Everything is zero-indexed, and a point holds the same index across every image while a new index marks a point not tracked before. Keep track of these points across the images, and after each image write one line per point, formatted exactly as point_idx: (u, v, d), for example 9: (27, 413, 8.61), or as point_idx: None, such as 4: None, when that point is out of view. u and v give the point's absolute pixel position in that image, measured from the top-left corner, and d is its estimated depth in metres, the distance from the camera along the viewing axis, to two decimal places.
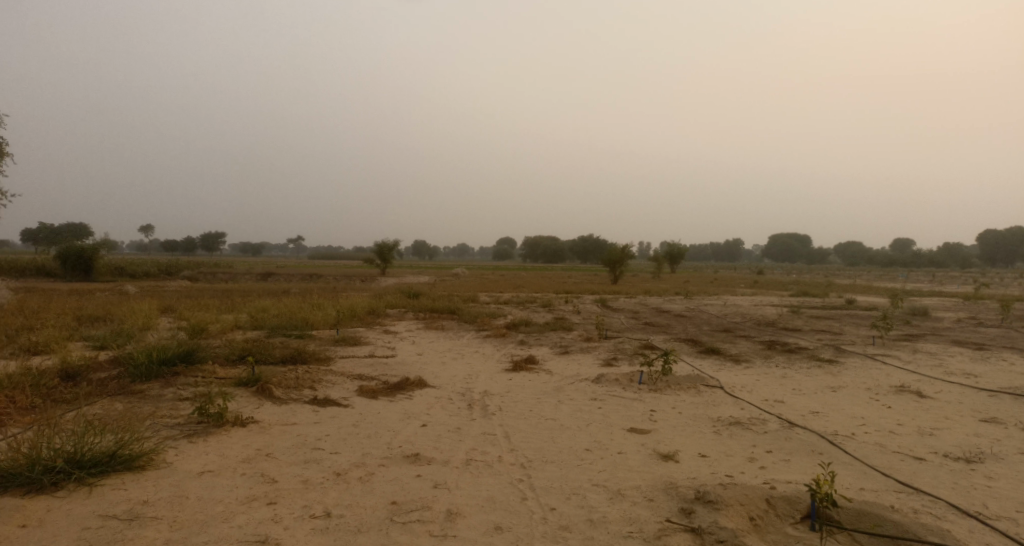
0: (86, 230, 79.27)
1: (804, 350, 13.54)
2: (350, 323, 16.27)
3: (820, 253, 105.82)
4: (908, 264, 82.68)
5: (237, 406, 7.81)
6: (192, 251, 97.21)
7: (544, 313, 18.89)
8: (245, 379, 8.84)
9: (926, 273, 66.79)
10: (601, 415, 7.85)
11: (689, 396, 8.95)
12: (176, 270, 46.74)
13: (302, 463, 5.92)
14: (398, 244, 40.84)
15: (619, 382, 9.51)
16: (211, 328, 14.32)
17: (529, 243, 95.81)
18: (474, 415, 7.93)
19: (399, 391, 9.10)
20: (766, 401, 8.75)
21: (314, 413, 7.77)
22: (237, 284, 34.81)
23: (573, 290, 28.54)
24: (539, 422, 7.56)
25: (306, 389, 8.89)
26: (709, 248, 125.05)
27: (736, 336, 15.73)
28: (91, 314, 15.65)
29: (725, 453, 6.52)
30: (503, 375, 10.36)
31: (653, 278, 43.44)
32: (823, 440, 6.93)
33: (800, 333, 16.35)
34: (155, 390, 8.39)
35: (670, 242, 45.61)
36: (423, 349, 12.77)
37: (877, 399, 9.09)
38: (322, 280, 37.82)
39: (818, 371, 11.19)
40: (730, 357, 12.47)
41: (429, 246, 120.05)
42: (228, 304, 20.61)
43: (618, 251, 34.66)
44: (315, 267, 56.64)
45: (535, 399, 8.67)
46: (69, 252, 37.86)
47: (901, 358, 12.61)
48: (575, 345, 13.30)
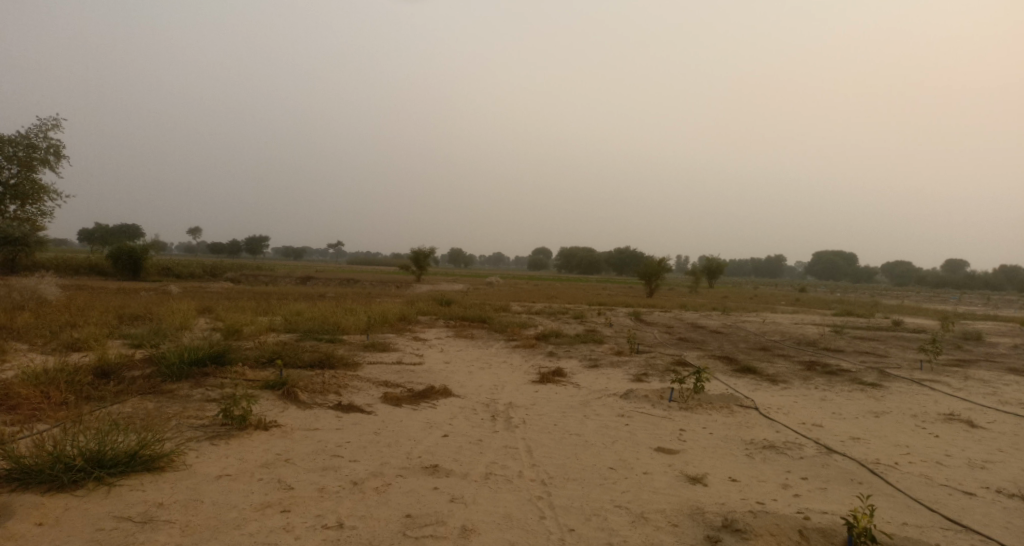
0: (136, 230, 81.59)
1: (845, 372, 13.06)
2: (381, 329, 16.30)
3: (866, 272, 103.15)
4: (958, 285, 80.05)
5: (261, 409, 7.80)
6: (236, 253, 99.33)
7: (577, 325, 18.68)
8: (272, 382, 8.84)
9: (978, 296, 64.50)
10: (628, 433, 7.62)
11: (721, 415, 8.66)
12: (219, 271, 47.74)
13: (321, 470, 5.84)
14: (435, 252, 41.00)
15: (649, 399, 9.26)
16: (245, 330, 14.46)
17: (566, 254, 95.47)
18: (498, 427, 7.77)
19: (424, 399, 9.01)
20: (802, 424, 8.41)
21: (337, 419, 7.71)
22: (276, 287, 35.32)
23: (608, 302, 28.21)
24: (563, 438, 7.37)
25: (331, 394, 8.86)
26: (749, 264, 122.92)
27: (773, 355, 15.29)
28: (131, 312, 15.95)
29: (757, 478, 6.24)
30: (531, 387, 10.19)
31: (690, 293, 42.76)
32: (863, 468, 6.61)
33: (842, 354, 15.82)
34: (184, 390, 8.44)
35: (709, 257, 44.93)
36: (452, 358, 12.68)
37: (921, 427, 8.67)
38: (359, 285, 38.15)
39: (859, 394, 10.77)
40: (766, 377, 12.09)
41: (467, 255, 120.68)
42: (264, 306, 20.85)
43: (655, 264, 34.23)
44: (353, 272, 57.29)
45: (562, 413, 8.48)
46: (117, 251, 38.89)
47: (948, 384, 12.07)
48: (607, 358, 13.06)
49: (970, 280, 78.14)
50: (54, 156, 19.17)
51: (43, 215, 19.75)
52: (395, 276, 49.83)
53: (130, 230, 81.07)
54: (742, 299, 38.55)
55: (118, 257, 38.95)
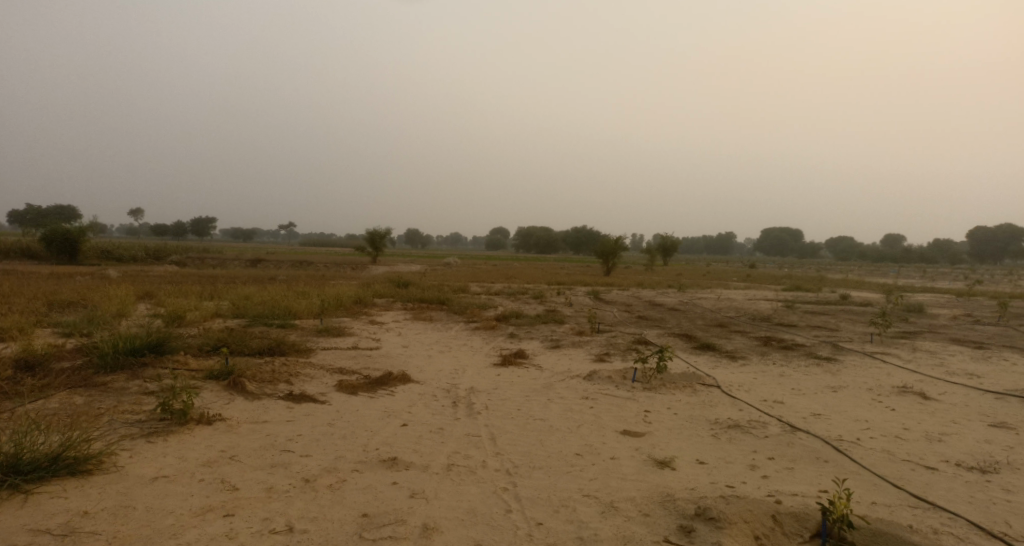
0: (74, 212, 78.31)
1: (801, 347, 13.15)
2: (334, 312, 15.81)
3: (812, 248, 105.88)
4: (899, 259, 82.79)
5: (205, 401, 7.34)
6: (182, 235, 96.33)
7: (535, 305, 18.46)
8: (216, 372, 8.36)
9: (919, 269, 66.71)
10: (593, 416, 7.41)
11: (685, 395, 8.52)
12: (164, 254, 46.08)
13: (269, 468, 5.45)
14: (390, 232, 40.29)
15: (611, 380, 9.08)
16: (189, 316, 13.79)
17: (521, 233, 95.23)
18: (458, 414, 7.47)
19: (380, 386, 8.65)
20: (765, 402, 8.33)
21: (287, 410, 7.30)
22: (224, 270, 34.18)
23: (564, 282, 28.09)
24: (526, 423, 7.11)
25: (281, 383, 8.42)
26: (701, 241, 124.80)
27: (731, 332, 15.32)
28: (65, 300, 15.07)
29: (725, 459, 6.08)
30: (491, 370, 9.91)
31: (646, 271, 43.02)
32: (828, 444, 6.51)
33: (797, 329, 15.98)
34: (120, 383, 7.89)
35: (663, 235, 45.27)
36: (409, 341, 12.30)
37: (880, 401, 8.68)
38: (311, 267, 37.26)
39: (817, 369, 10.81)
40: (725, 354, 12.08)
41: (419, 235, 119.88)
42: (211, 291, 20.04)
43: (611, 242, 34.23)
44: (305, 254, 56.17)
45: (524, 397, 8.22)
46: (54, 234, 37.14)
47: (901, 356, 12.23)
48: (567, 339, 12.86)
49: (909, 254, 80.88)
50: None
51: None
52: (348, 258, 48.83)
53: (68, 213, 77.67)
54: (695, 276, 38.96)
55: (55, 241, 37.18)
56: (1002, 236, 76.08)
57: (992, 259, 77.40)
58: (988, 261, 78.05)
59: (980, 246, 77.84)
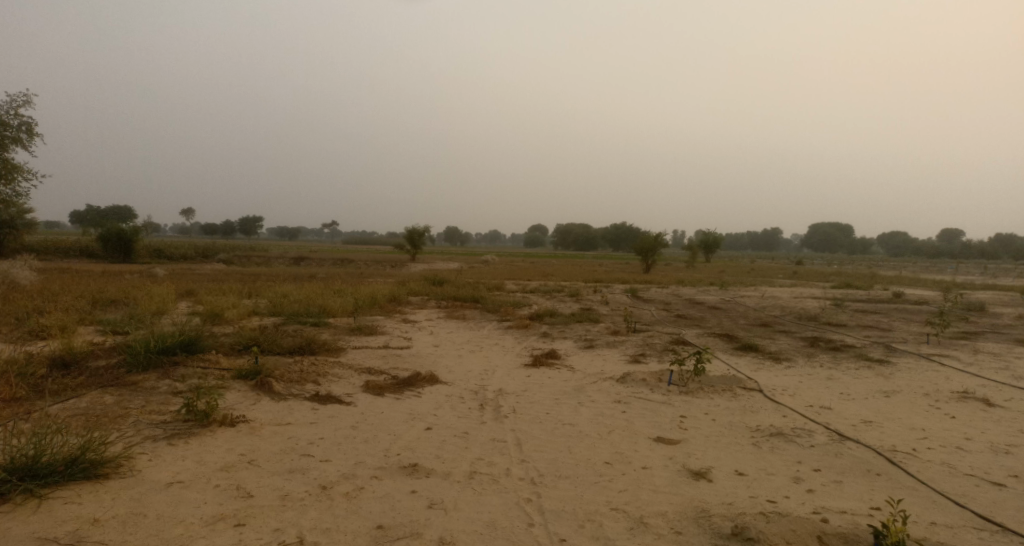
0: (127, 210, 80.86)
1: (850, 348, 12.55)
2: (370, 310, 15.77)
3: (862, 244, 102.76)
4: (954, 255, 79.72)
5: (230, 402, 7.26)
6: (230, 233, 98.61)
7: (572, 303, 18.15)
8: (244, 371, 8.28)
9: (976, 265, 64.12)
10: (626, 421, 7.09)
11: (724, 399, 8.14)
12: (212, 251, 47.03)
13: (287, 474, 5.30)
14: (429, 230, 40.39)
15: (646, 382, 8.74)
16: (226, 313, 13.88)
17: (561, 231, 94.74)
18: (485, 418, 7.23)
19: (408, 387, 8.48)
20: (810, 408, 7.88)
21: (312, 412, 7.17)
22: (268, 268, 34.72)
23: (603, 279, 27.68)
24: (555, 429, 6.83)
25: (309, 383, 8.31)
26: (745, 237, 122.35)
27: (775, 332, 14.76)
28: (109, 297, 15.34)
29: (766, 471, 5.70)
30: (522, 371, 9.65)
31: (687, 268, 42.27)
32: (879, 455, 6.06)
33: (845, 328, 15.32)
34: (149, 382, 7.88)
35: (705, 231, 44.33)
36: (441, 340, 12.14)
37: (937, 407, 8.14)
38: (352, 265, 37.56)
39: (867, 372, 10.26)
40: (769, 355, 11.60)
41: (459, 232, 120.62)
42: (251, 289, 20.23)
43: (651, 239, 33.64)
44: (347, 251, 56.80)
45: (554, 400, 7.94)
46: (107, 233, 38.18)
47: (958, 359, 11.55)
48: (603, 339, 12.52)
49: (965, 250, 77.75)
50: (27, 135, 18.41)
51: (17, 196, 19.01)
52: (389, 255, 49.13)
53: (122, 212, 79.98)
54: (738, 273, 38.06)
55: (108, 240, 38.26)
56: None
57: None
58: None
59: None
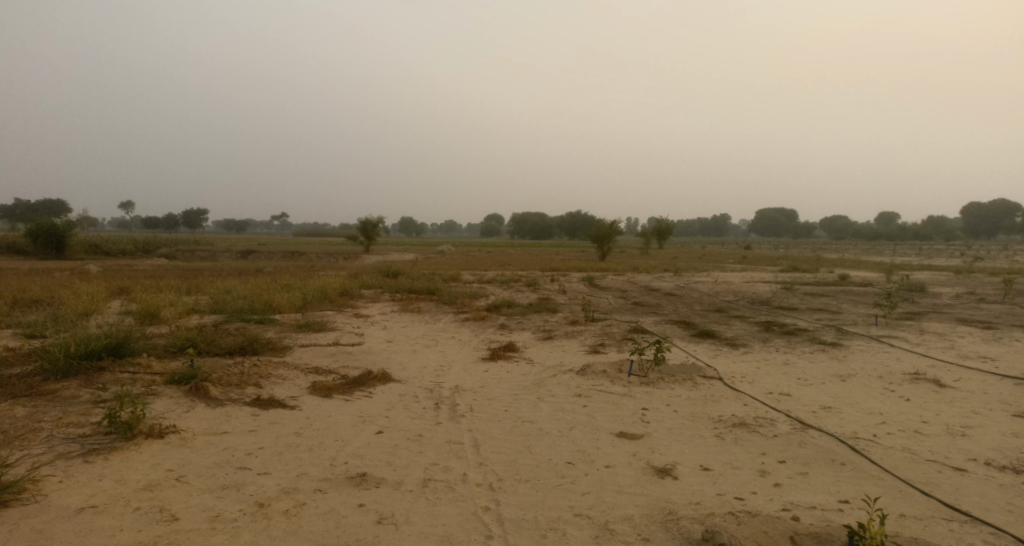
0: (63, 205, 77.39)
1: (804, 332, 12.54)
2: (318, 305, 15.18)
3: (807, 228, 105.29)
4: (894, 236, 82.32)
5: (161, 410, 6.72)
6: (174, 228, 95.32)
7: (527, 293, 17.85)
8: (178, 376, 7.71)
9: (915, 246, 66.32)
10: (586, 417, 6.81)
11: (686, 389, 7.93)
12: (155, 246, 45.25)
13: (220, 492, 4.84)
14: (382, 221, 39.59)
15: (606, 374, 8.48)
16: (164, 313, 13.13)
17: (515, 220, 94.51)
18: (440, 418, 6.85)
19: (358, 387, 8.03)
20: (771, 395, 7.72)
21: (252, 418, 6.68)
22: (214, 264, 33.49)
23: (559, 268, 27.50)
24: (512, 428, 6.49)
25: (250, 386, 7.78)
26: (695, 223, 124.30)
27: (730, 317, 14.73)
28: (35, 298, 14.38)
29: (732, 465, 5.47)
30: (477, 366, 9.29)
31: (641, 254, 42.47)
32: (844, 443, 5.89)
33: (797, 312, 15.39)
34: (71, 391, 7.24)
35: (658, 218, 44.57)
36: (394, 335, 11.69)
37: (894, 390, 8.09)
38: (302, 258, 36.48)
39: (823, 356, 10.21)
40: (726, 341, 11.51)
41: (412, 224, 119.49)
42: (193, 285, 19.36)
43: (606, 227, 33.61)
44: (297, 245, 55.43)
45: (512, 396, 7.61)
46: (40, 229, 36.29)
47: (909, 340, 11.64)
48: (560, 329, 12.24)
49: (905, 232, 80.39)
50: None
51: None
52: (341, 247, 48.06)
53: (58, 208, 76.39)
54: (691, 259, 38.37)
55: (41, 236, 36.39)
56: (997, 209, 75.66)
57: (987, 234, 77.03)
58: (984, 236, 77.61)
59: (975, 221, 77.40)
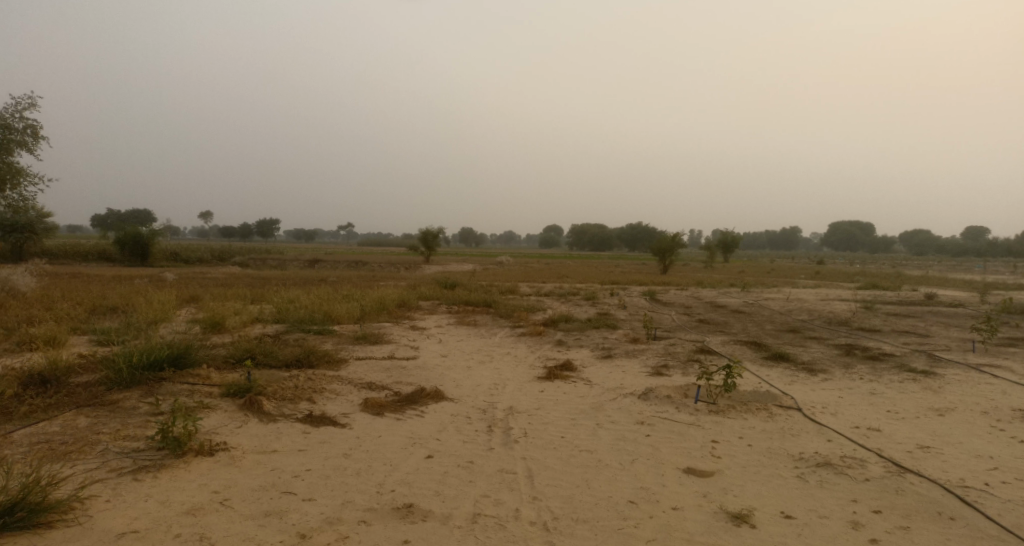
0: (147, 214, 81.27)
1: (889, 357, 11.62)
2: (377, 316, 15.11)
3: (885, 243, 100.83)
4: (980, 253, 77.78)
5: (214, 425, 6.59)
6: (248, 236, 98.80)
7: (587, 307, 17.36)
8: (233, 389, 7.59)
9: (1004, 263, 62.40)
10: (650, 448, 6.34)
11: (760, 420, 7.34)
12: (228, 254, 46.62)
13: (263, 521, 4.62)
14: (444, 231, 39.74)
15: (671, 400, 7.95)
16: (227, 321, 13.24)
17: (576, 231, 94.16)
18: (493, 443, 6.50)
19: (410, 406, 7.76)
20: (857, 430, 7.04)
21: (302, 437, 6.46)
22: (282, 272, 34.28)
23: (620, 281, 26.85)
24: (570, 457, 6.09)
25: (302, 401, 7.61)
26: (764, 236, 120.84)
27: (806, 339, 13.86)
28: (109, 304, 14.77)
29: (817, 513, 4.97)
30: (535, 385, 8.89)
31: (706, 268, 41.30)
32: (949, 494, 5.24)
33: (881, 335, 14.37)
34: (131, 401, 7.19)
35: (724, 230, 43.24)
36: (450, 350, 11.42)
37: (1001, 429, 7.27)
38: (366, 268, 36.94)
39: (913, 386, 9.35)
40: (802, 365, 10.75)
41: (475, 234, 120.52)
42: (257, 294, 19.64)
43: (668, 239, 32.75)
44: (363, 254, 56.33)
45: (570, 421, 7.19)
46: (125, 237, 37.91)
47: (1011, 370, 10.57)
48: (621, 347, 11.71)
49: (992, 248, 75.86)
50: (34, 138, 17.89)
51: (23, 201, 18.48)
52: (405, 258, 48.56)
53: (143, 217, 80.20)
54: (759, 273, 36.94)
55: (126, 244, 37.96)
56: None
57: None
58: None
59: None
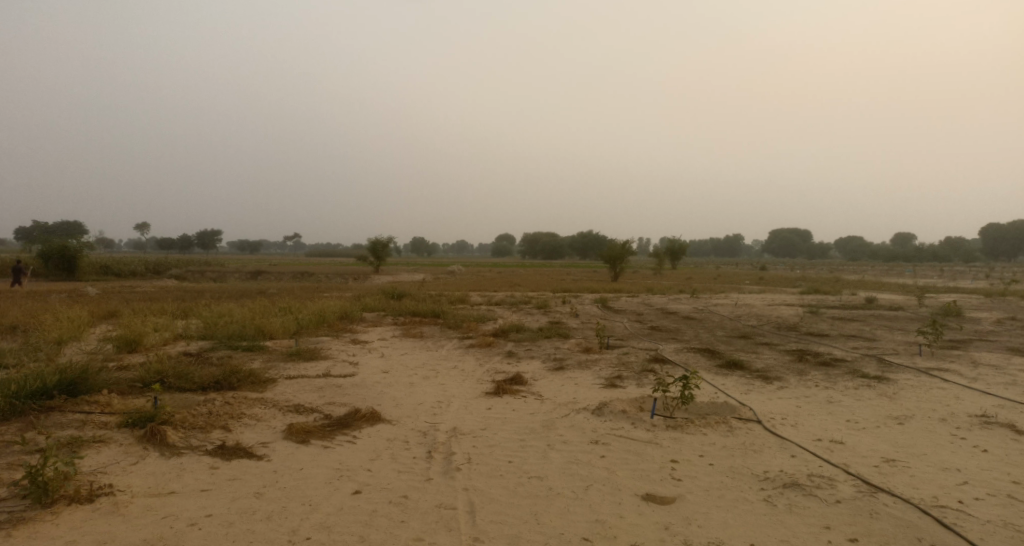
0: (77, 226, 77.70)
1: (842, 363, 11.38)
2: (315, 330, 14.23)
3: (823, 249, 103.82)
4: (912, 257, 80.71)
5: (105, 464, 5.73)
6: (188, 248, 95.71)
7: (537, 316, 16.81)
8: (134, 419, 6.69)
9: (937, 267, 64.53)
10: (605, 471, 5.76)
11: (720, 434, 6.84)
12: (163, 265, 44.57)
13: None
14: (391, 241, 38.79)
15: (626, 415, 7.40)
16: (146, 338, 12.15)
17: (525, 239, 94.25)
18: (431, 471, 5.82)
19: (341, 430, 7.00)
20: (820, 443, 6.59)
21: (209, 473, 5.66)
22: (218, 284, 32.62)
23: (571, 288, 26.40)
24: (517, 487, 5.45)
25: (217, 429, 6.78)
26: (707, 243, 123.15)
27: (757, 344, 13.58)
28: (14, 323, 13.47)
29: (789, 545, 4.48)
30: (481, 403, 8.21)
31: (654, 275, 41.37)
32: (927, 516, 4.80)
33: (831, 339, 14.19)
34: (7, 437, 6.23)
35: (672, 237, 43.42)
36: (390, 365, 10.67)
37: (964, 438, 6.91)
38: (308, 280, 35.64)
39: (870, 392, 9.01)
40: (757, 373, 10.39)
41: (423, 244, 119.47)
42: (187, 308, 18.43)
43: (617, 247, 32.57)
44: (308, 265, 54.77)
45: (517, 443, 6.55)
46: (49, 250, 35.78)
47: (964, 374, 10.38)
48: (572, 358, 11.14)
49: (921, 253, 78.71)
50: None
51: None
52: (351, 268, 47.40)
53: (74, 229, 76.47)
54: (706, 279, 37.20)
55: (52, 257, 35.87)
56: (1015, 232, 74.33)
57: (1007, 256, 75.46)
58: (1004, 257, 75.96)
59: (994, 243, 75.90)
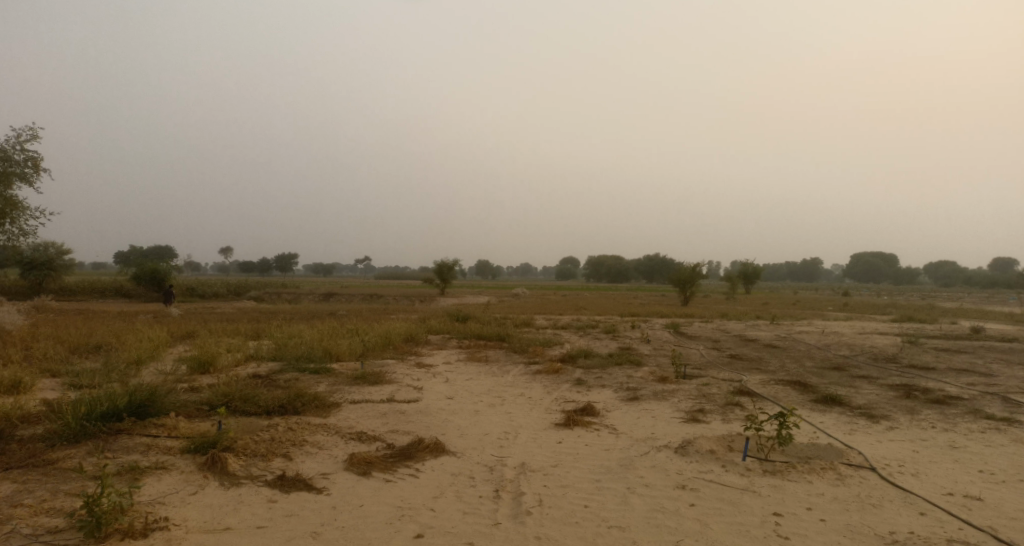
0: (166, 249, 81.38)
1: (956, 400, 10.19)
2: (382, 352, 13.95)
3: (910, 273, 98.35)
4: (1011, 283, 75.30)
5: (163, 493, 5.44)
6: (267, 270, 98.89)
7: (607, 341, 16.05)
8: (195, 444, 6.40)
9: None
10: (699, 523, 5.06)
11: (827, 483, 6.01)
12: (242, 287, 45.86)
13: None
14: (459, 264, 38.65)
15: (714, 456, 6.64)
16: (217, 359, 12.08)
17: (594, 262, 93.18)
18: (501, 514, 5.25)
19: (404, 463, 6.52)
20: (951, 498, 5.67)
21: (265, 508, 5.27)
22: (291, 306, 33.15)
23: (641, 313, 25.38)
24: (597, 538, 4.82)
25: (276, 457, 6.41)
26: (784, 268, 118.71)
27: (853, 377, 12.43)
28: (95, 342, 13.70)
29: None
30: (552, 436, 7.60)
31: (727, 299, 39.74)
32: None
33: (938, 373, 12.85)
34: (70, 462, 6.02)
35: (745, 261, 41.73)
36: (456, 391, 10.20)
37: None
38: (378, 302, 35.80)
39: (998, 437, 7.91)
40: (858, 410, 9.36)
41: (492, 267, 119.92)
42: (260, 329, 18.55)
43: (688, 270, 31.38)
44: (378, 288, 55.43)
45: (595, 484, 5.90)
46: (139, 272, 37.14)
47: None
48: (649, 387, 10.39)
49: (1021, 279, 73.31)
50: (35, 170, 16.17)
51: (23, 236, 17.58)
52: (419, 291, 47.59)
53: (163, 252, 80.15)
54: (784, 305, 35.40)
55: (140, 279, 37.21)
56: None
57: None
58: None
59: None
